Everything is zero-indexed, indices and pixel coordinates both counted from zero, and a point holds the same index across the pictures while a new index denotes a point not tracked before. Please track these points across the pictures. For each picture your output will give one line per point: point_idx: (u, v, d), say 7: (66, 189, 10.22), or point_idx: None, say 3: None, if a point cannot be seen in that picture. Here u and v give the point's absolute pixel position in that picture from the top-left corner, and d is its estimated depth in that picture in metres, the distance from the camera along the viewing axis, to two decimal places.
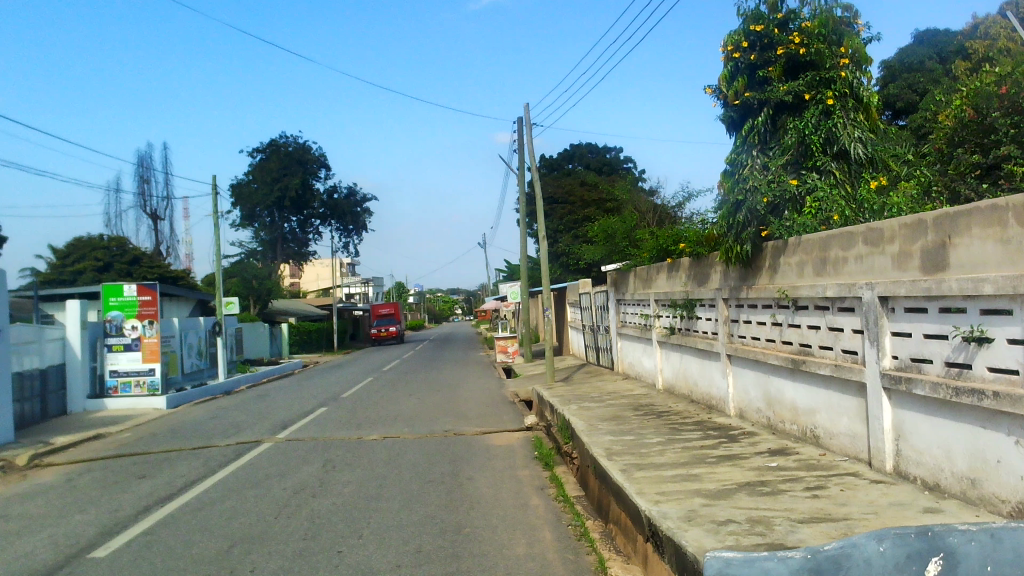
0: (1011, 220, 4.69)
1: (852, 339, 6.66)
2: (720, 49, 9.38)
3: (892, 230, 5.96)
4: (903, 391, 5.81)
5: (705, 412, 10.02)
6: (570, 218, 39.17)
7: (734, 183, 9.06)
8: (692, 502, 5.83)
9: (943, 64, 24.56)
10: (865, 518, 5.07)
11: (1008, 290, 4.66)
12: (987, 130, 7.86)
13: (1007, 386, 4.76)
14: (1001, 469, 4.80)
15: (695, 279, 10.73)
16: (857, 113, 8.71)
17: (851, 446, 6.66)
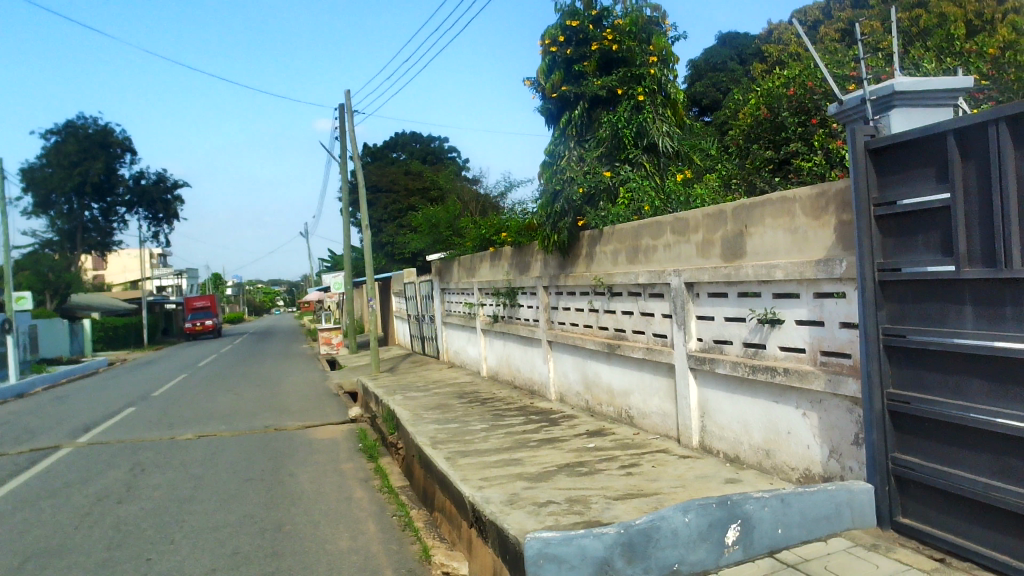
0: (798, 211, 5.10)
1: (662, 323, 7.04)
2: (539, 42, 9.60)
3: (696, 220, 6.33)
4: (707, 371, 6.22)
5: (527, 397, 10.28)
6: (394, 207, 38.90)
7: (552, 174, 9.31)
8: (514, 486, 5.97)
9: (742, 66, 26.39)
10: (674, 492, 5.39)
11: (796, 275, 5.08)
12: (778, 128, 8.35)
13: (796, 363, 5.20)
14: (791, 440, 5.25)
15: (516, 268, 10.94)
16: (665, 110, 9.26)
17: (661, 424, 7.06)
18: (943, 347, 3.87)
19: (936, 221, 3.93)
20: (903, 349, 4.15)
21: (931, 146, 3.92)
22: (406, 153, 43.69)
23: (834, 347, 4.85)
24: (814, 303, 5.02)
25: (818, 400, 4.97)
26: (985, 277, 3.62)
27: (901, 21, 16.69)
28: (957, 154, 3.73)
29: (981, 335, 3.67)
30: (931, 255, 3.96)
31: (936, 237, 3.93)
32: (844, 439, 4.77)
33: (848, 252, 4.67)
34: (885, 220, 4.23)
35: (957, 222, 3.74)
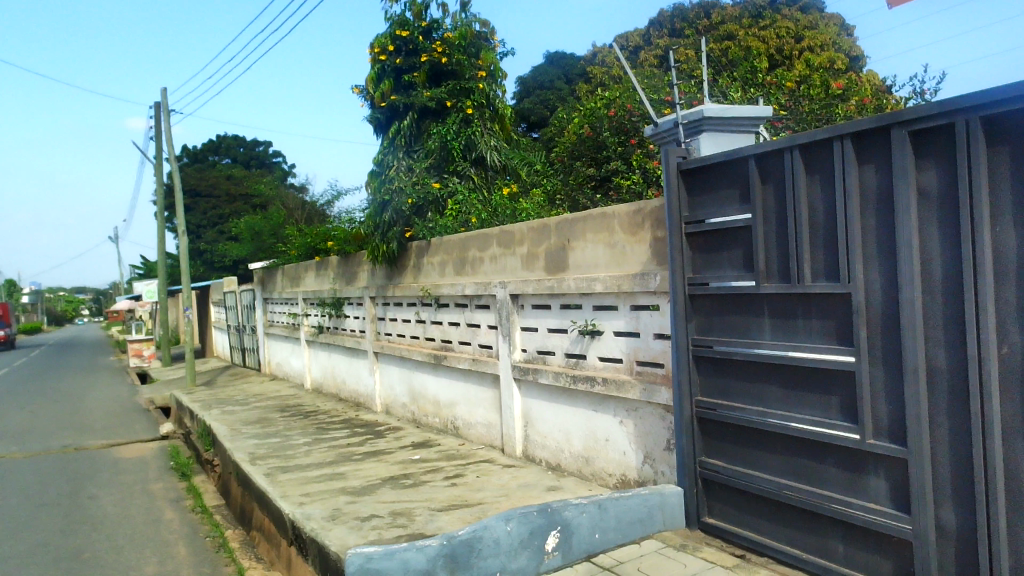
0: (617, 227, 5.32)
1: (488, 334, 7.12)
2: (368, 50, 9.49)
3: (520, 233, 6.46)
4: (530, 382, 6.35)
5: (352, 410, 10.10)
6: (214, 212, 37.18)
7: (380, 183, 9.21)
8: (337, 501, 5.84)
9: (567, 86, 27.33)
10: (497, 501, 5.45)
11: (614, 288, 5.28)
12: (599, 146, 8.66)
13: (614, 373, 5.41)
14: (608, 447, 5.45)
15: (343, 278, 10.74)
16: (492, 124, 9.54)
17: (486, 434, 7.14)
18: (744, 357, 4.15)
19: (738, 239, 4.21)
20: (710, 359, 4.42)
21: (735, 169, 4.20)
22: (229, 157, 41.98)
23: (649, 357, 5.08)
24: (630, 315, 5.24)
25: (633, 408, 5.19)
26: (780, 292, 3.91)
27: (712, 52, 17.88)
28: (757, 177, 4.01)
29: (776, 345, 3.96)
30: (734, 271, 4.24)
31: (738, 253, 4.21)
32: (657, 445, 5.01)
33: (661, 267, 4.91)
34: (695, 238, 4.49)
35: (757, 240, 4.02)
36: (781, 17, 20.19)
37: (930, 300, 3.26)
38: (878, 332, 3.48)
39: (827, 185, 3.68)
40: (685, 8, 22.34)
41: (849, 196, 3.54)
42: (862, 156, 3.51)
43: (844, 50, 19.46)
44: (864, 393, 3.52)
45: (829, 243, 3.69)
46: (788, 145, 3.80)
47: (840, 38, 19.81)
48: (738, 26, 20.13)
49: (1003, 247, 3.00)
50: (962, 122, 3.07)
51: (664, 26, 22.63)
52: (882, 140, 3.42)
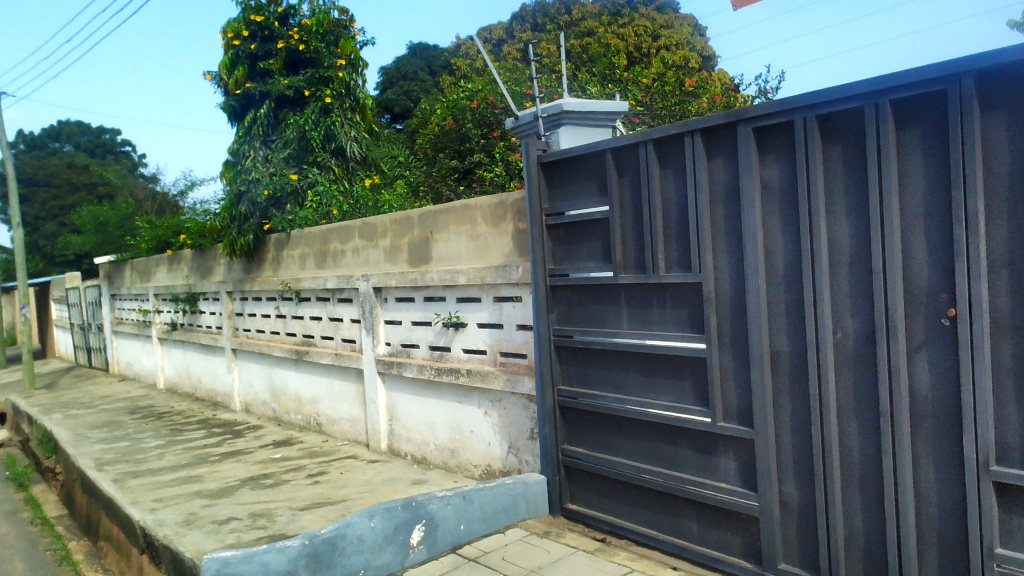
0: (479, 219, 5.34)
1: (350, 328, 7.00)
2: (220, 35, 9.15)
3: (383, 225, 6.38)
4: (394, 375, 6.29)
5: (209, 409, 9.71)
6: (53, 203, 34.77)
7: (236, 174, 8.91)
8: (191, 505, 5.59)
9: (431, 78, 27.26)
10: (361, 498, 5.38)
11: (477, 280, 5.29)
12: (462, 138, 8.64)
13: (478, 365, 5.43)
14: (473, 438, 5.48)
15: (197, 272, 10.29)
16: (353, 114, 9.39)
17: (350, 430, 7.03)
18: (603, 345, 4.25)
19: (596, 231, 4.30)
20: (570, 349, 4.51)
21: (592, 162, 4.29)
22: (70, 144, 39.41)
23: (512, 348, 5.13)
24: (493, 307, 5.26)
25: (497, 399, 5.24)
26: (636, 282, 4.03)
27: (573, 48, 18.26)
28: (614, 170, 4.12)
29: (633, 334, 4.08)
30: (593, 262, 4.34)
31: (597, 245, 4.30)
32: (521, 435, 5.07)
33: (523, 259, 4.97)
34: (555, 229, 4.57)
35: (614, 231, 4.13)
36: (638, 15, 20.85)
37: (774, 289, 3.44)
38: (727, 319, 3.64)
39: (680, 178, 3.82)
40: (547, 3, 22.67)
41: (699, 190, 3.68)
42: (711, 151, 3.66)
43: (697, 50, 20.31)
44: (715, 378, 3.68)
45: (682, 234, 3.83)
46: (643, 139, 3.90)
47: (693, 38, 20.68)
48: (597, 23, 20.62)
49: (837, 237, 3.20)
50: (801, 120, 3.25)
51: (526, 21, 22.87)
52: (729, 136, 3.57)
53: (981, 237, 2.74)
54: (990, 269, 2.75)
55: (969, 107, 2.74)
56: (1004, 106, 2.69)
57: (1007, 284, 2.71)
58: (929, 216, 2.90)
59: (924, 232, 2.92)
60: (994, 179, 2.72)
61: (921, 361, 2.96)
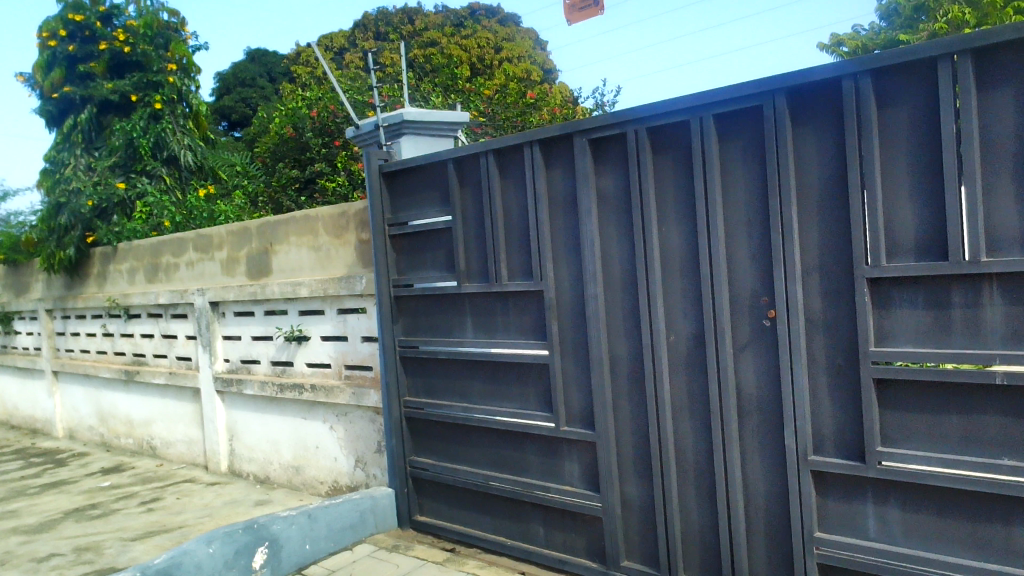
0: (321, 230, 5.22)
1: (185, 346, 6.67)
2: (34, 35, 8.54)
3: (219, 237, 6.13)
4: (234, 393, 6.05)
5: (27, 438, 8.96)
6: None
7: (54, 183, 8.21)
8: (7, 543, 5.14)
9: (270, 85, 26.53)
10: (199, 523, 5.12)
11: (319, 292, 5.16)
12: (302, 147, 8.47)
13: (322, 379, 5.30)
14: (319, 454, 5.34)
15: (11, 289, 9.49)
16: (186, 121, 8.93)
17: (187, 452, 6.69)
18: (449, 355, 4.26)
19: (439, 241, 4.31)
20: (416, 359, 4.49)
21: (434, 173, 4.29)
22: None
23: (357, 361, 5.04)
24: (337, 319, 5.14)
25: (343, 413, 5.13)
26: (480, 291, 4.07)
27: (416, 58, 18.28)
28: (456, 180, 4.14)
29: (478, 342, 4.11)
30: (436, 272, 4.34)
31: (441, 255, 4.31)
32: (368, 449, 4.99)
33: (367, 270, 4.90)
34: (398, 239, 4.54)
35: (457, 240, 4.15)
36: (480, 27, 21.15)
37: (611, 295, 3.56)
38: (568, 325, 3.73)
39: (520, 188, 3.88)
40: (388, 12, 22.59)
41: (539, 200, 3.76)
42: (549, 161, 3.75)
43: (538, 62, 20.78)
44: (558, 384, 3.76)
45: (523, 243, 3.90)
46: (483, 149, 3.94)
47: (534, 50, 21.16)
48: (440, 34, 20.76)
49: (669, 244, 3.34)
50: (633, 132, 3.38)
51: (368, 29, 22.66)
52: (566, 147, 3.67)
53: (795, 243, 2.94)
54: (804, 273, 2.95)
55: (782, 122, 2.93)
56: (812, 121, 2.90)
57: (819, 286, 2.92)
58: (749, 224, 3.09)
59: (746, 238, 3.10)
60: (805, 188, 2.93)
61: (746, 361, 3.14)
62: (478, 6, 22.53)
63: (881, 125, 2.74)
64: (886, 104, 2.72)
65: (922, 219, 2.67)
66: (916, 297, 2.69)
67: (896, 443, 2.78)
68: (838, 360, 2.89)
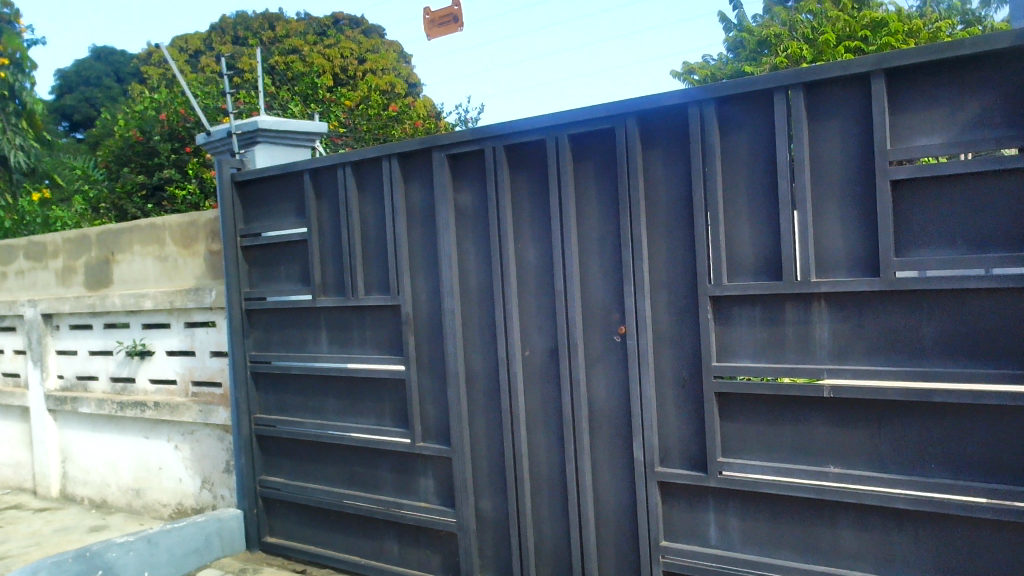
0: (167, 239, 4.98)
1: (13, 361, 6.19)
2: None
3: (54, 245, 5.73)
4: (68, 412, 5.65)
5: None
6: None
7: None
8: None
9: (118, 85, 25.18)
10: (25, 552, 4.75)
11: (165, 304, 4.91)
12: (149, 152, 8.05)
13: (166, 396, 5.03)
14: (161, 475, 5.07)
15: None
16: (18, 120, 8.34)
17: (13, 476, 6.19)
18: (303, 370, 4.15)
19: (294, 253, 4.20)
20: (269, 375, 4.35)
21: (290, 183, 4.18)
22: None
23: (205, 377, 4.81)
24: (184, 333, 4.90)
25: (188, 431, 4.90)
26: (335, 305, 3.99)
27: (275, 65, 17.85)
28: (312, 192, 4.05)
29: (333, 357, 4.03)
30: (291, 285, 4.23)
31: (295, 268, 4.20)
32: (215, 468, 4.78)
33: (217, 282, 4.71)
34: (251, 251, 4.40)
35: (313, 252, 4.06)
36: (343, 37, 20.90)
37: (468, 310, 3.57)
38: (425, 341, 3.71)
39: (378, 201, 3.84)
40: (248, 17, 21.96)
41: (396, 214, 3.73)
42: (407, 175, 3.73)
43: (402, 75, 20.67)
44: (414, 400, 3.73)
45: (380, 256, 3.86)
46: (340, 161, 3.88)
47: (399, 63, 21.06)
48: (302, 42, 20.41)
49: (525, 260, 3.39)
50: (491, 148, 3.41)
51: (226, 32, 21.95)
52: (424, 162, 3.67)
53: (645, 258, 3.05)
54: (652, 288, 3.06)
55: (633, 143, 3.04)
56: (661, 144, 3.02)
57: (666, 301, 3.03)
58: (601, 241, 3.18)
59: (598, 255, 3.19)
60: (654, 208, 3.04)
61: (598, 374, 3.22)
62: (342, 16, 22.24)
63: (723, 150, 2.88)
64: (727, 131, 2.87)
65: (760, 240, 2.82)
66: (754, 314, 2.84)
67: (734, 454, 2.92)
68: (683, 373, 3.01)
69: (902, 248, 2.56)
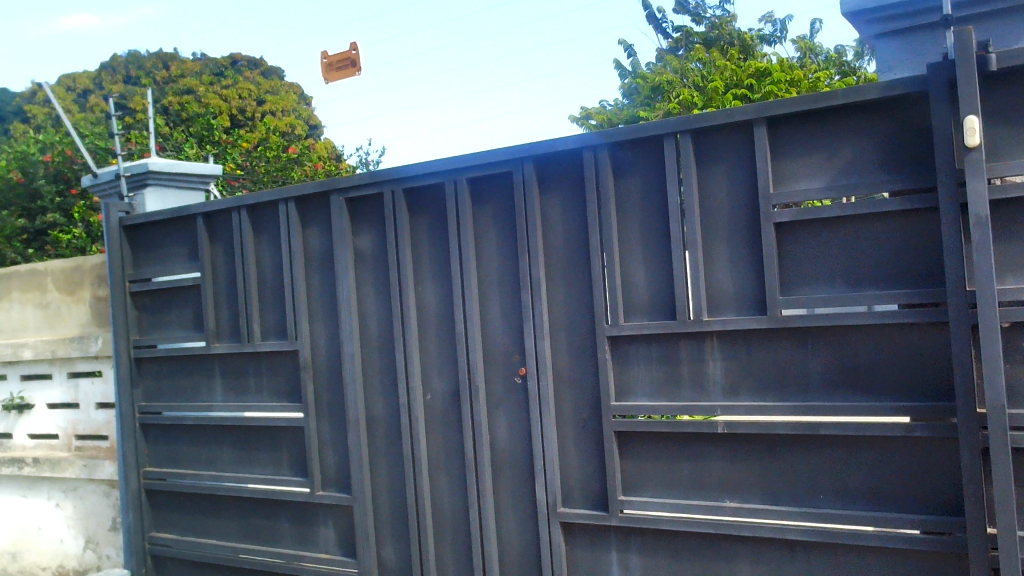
0: (50, 285, 4.75)
1: None
2: None
3: None
4: None
5: None
6: None
7: None
8: None
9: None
10: None
11: (46, 354, 4.65)
12: (31, 195, 7.68)
13: (47, 451, 4.75)
14: (41, 536, 4.77)
15: None
16: None
17: None
18: (195, 421, 4.00)
19: (186, 299, 4.07)
20: (159, 427, 4.18)
21: (182, 227, 4.07)
22: None
23: (89, 430, 4.57)
24: (67, 384, 4.65)
25: (71, 488, 4.63)
26: (230, 351, 3.88)
27: (170, 105, 17.41)
28: (205, 236, 3.95)
29: (228, 406, 3.90)
30: (183, 332, 4.09)
31: (187, 314, 4.07)
32: (100, 527, 4.53)
33: (103, 329, 4.51)
34: (140, 297, 4.24)
35: (206, 298, 3.94)
36: (241, 78, 20.60)
37: (368, 354, 3.52)
38: (324, 387, 3.64)
39: (275, 245, 3.77)
40: (141, 56, 21.41)
41: (294, 258, 3.67)
42: (305, 219, 3.68)
43: (303, 117, 20.48)
44: (313, 448, 3.64)
45: (277, 301, 3.78)
46: (235, 205, 3.80)
47: (299, 105, 20.87)
48: (198, 82, 20.04)
49: (425, 303, 3.38)
50: (390, 192, 3.41)
51: (117, 71, 21.35)
52: (322, 205, 3.63)
53: (544, 300, 3.08)
54: (551, 330, 3.09)
55: (529, 187, 3.09)
56: (558, 187, 3.08)
57: (566, 342, 3.07)
58: (500, 282, 3.21)
59: (497, 297, 3.21)
60: (551, 250, 3.09)
61: (500, 416, 3.22)
62: (240, 57, 21.96)
63: (617, 193, 2.96)
64: (621, 175, 2.95)
65: (654, 281, 2.90)
66: (651, 353, 2.90)
67: (635, 492, 2.96)
68: (583, 413, 3.04)
69: (787, 288, 2.68)
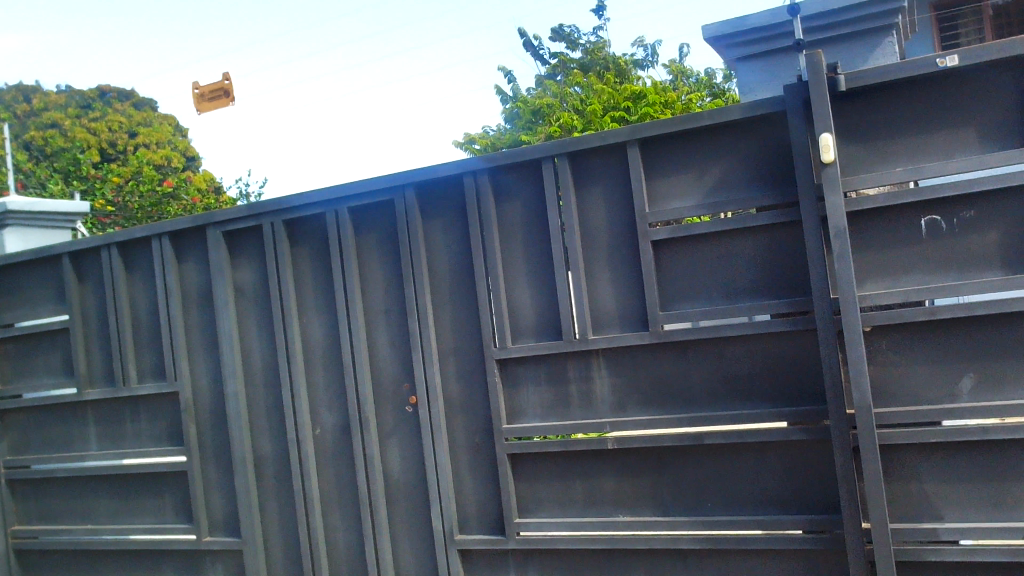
0: None
1: None
2: None
3: None
4: None
5: None
6: None
7: None
8: None
9: None
10: None
11: None
12: None
13: None
14: None
15: None
16: None
17: None
18: (68, 473, 3.78)
19: (53, 343, 3.85)
20: (28, 481, 3.92)
21: (45, 268, 3.85)
22: None
23: None
24: None
25: None
26: (104, 397, 3.69)
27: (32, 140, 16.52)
28: (72, 276, 3.75)
29: (104, 455, 3.70)
30: (51, 379, 3.86)
31: (55, 359, 3.85)
32: None
33: None
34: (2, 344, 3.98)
35: (75, 342, 3.74)
36: (110, 110, 19.81)
37: (253, 391, 3.41)
38: (207, 427, 3.50)
39: (149, 283, 3.62)
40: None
41: (169, 295, 3.53)
42: (180, 254, 3.55)
43: (179, 149, 19.85)
44: (198, 491, 3.49)
45: (153, 341, 3.62)
46: (104, 242, 3.63)
47: (174, 137, 20.20)
48: (63, 115, 19.13)
49: (311, 335, 3.31)
50: (269, 224, 3.33)
51: None
52: (198, 239, 3.51)
53: (431, 327, 3.07)
54: (440, 356, 3.08)
55: (412, 214, 3.09)
56: (439, 214, 3.09)
57: (455, 368, 3.06)
58: (387, 311, 3.17)
59: (384, 326, 3.18)
60: (437, 276, 3.09)
61: (392, 447, 3.17)
62: (109, 88, 21.13)
63: (499, 217, 2.98)
64: (501, 199, 2.98)
65: (539, 302, 2.93)
66: (539, 374, 2.93)
67: (530, 513, 2.97)
68: (476, 439, 3.03)
69: (667, 303, 2.76)
